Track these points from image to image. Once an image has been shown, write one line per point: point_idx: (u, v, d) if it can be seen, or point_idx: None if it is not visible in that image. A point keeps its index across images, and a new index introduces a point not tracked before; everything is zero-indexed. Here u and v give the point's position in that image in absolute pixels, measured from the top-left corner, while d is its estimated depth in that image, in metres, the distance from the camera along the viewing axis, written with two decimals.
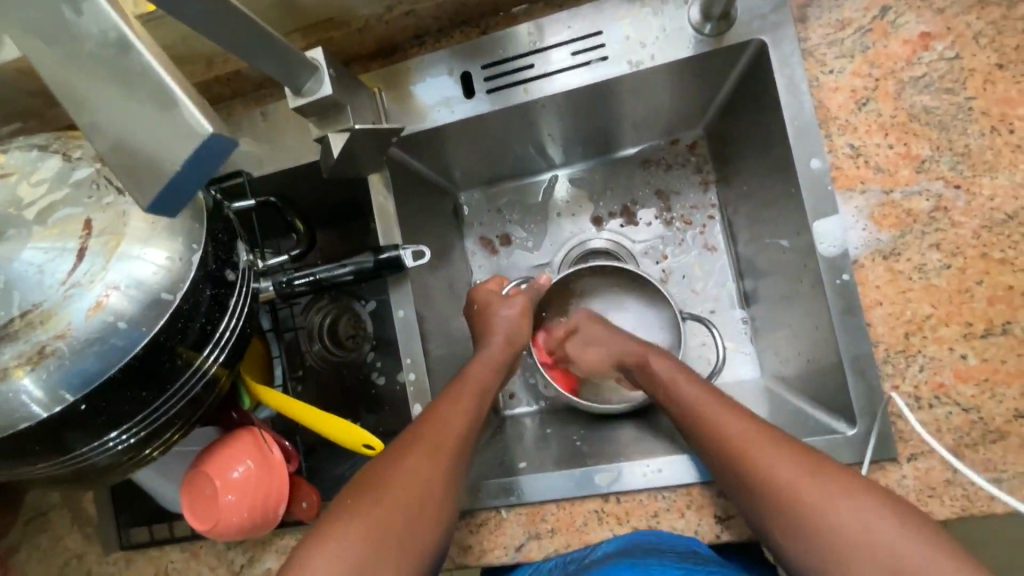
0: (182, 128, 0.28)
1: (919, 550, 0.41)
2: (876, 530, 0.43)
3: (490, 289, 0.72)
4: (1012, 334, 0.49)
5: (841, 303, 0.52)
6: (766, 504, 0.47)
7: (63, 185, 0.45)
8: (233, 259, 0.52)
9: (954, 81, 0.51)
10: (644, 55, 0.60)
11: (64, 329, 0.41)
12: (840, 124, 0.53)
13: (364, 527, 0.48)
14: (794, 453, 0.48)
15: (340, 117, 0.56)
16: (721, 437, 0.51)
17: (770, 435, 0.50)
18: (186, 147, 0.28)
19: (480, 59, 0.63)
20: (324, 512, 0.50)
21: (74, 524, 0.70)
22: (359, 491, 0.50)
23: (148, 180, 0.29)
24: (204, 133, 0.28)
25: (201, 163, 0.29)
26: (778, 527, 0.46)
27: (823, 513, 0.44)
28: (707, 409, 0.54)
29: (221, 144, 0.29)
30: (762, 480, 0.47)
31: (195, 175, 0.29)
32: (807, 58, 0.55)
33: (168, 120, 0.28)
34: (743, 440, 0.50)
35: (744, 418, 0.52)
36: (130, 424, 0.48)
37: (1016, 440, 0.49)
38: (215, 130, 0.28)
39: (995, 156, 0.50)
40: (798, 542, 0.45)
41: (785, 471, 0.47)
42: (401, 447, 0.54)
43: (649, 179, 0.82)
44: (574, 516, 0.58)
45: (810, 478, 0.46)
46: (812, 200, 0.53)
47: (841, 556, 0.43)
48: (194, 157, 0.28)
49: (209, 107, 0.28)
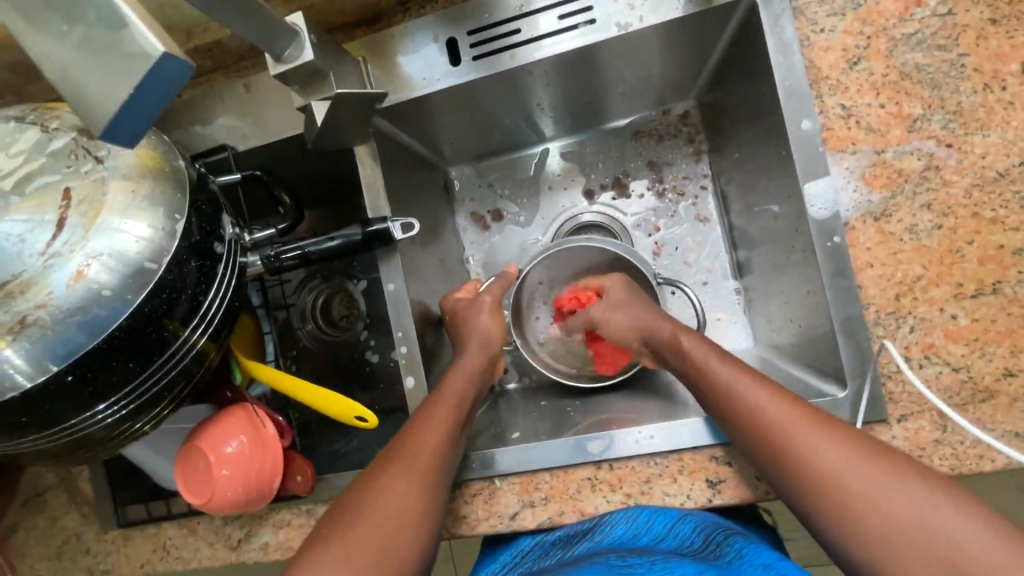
0: (133, 51, 0.27)
1: (961, 529, 0.40)
2: (911, 509, 0.42)
3: (464, 293, 0.71)
4: (1003, 294, 0.49)
5: (831, 265, 0.52)
6: (794, 482, 0.47)
7: (41, 155, 0.44)
8: (220, 232, 0.51)
9: (947, 38, 0.51)
10: (633, 17, 0.59)
11: (44, 298, 0.41)
12: (831, 85, 0.53)
13: (367, 524, 0.48)
14: (823, 427, 0.47)
15: (322, 85, 0.55)
16: (746, 414, 0.50)
17: (801, 408, 0.49)
18: (139, 71, 0.27)
19: (466, 25, 0.62)
20: (340, 500, 0.52)
21: (70, 504, 0.71)
22: (350, 496, 0.51)
23: (100, 110, 0.28)
24: (154, 54, 0.27)
25: (155, 88, 0.28)
26: (806, 506, 0.46)
27: (855, 492, 0.44)
28: (736, 382, 0.52)
29: (175, 66, 0.28)
30: (786, 455, 0.47)
31: (148, 100, 0.28)
32: (799, 17, 0.54)
33: (119, 45, 0.27)
34: (771, 415, 0.49)
35: (773, 392, 0.50)
36: (118, 397, 0.47)
37: (1006, 398, 0.49)
38: (167, 53, 0.27)
39: (988, 114, 0.49)
40: (825, 522, 0.45)
41: (815, 448, 0.46)
42: (408, 440, 0.55)
43: (642, 150, 0.81)
44: (567, 484, 0.58)
45: (841, 454, 0.45)
46: (803, 162, 0.53)
47: (873, 540, 0.42)
48: (146, 79, 0.27)
49: (160, 28, 0.27)
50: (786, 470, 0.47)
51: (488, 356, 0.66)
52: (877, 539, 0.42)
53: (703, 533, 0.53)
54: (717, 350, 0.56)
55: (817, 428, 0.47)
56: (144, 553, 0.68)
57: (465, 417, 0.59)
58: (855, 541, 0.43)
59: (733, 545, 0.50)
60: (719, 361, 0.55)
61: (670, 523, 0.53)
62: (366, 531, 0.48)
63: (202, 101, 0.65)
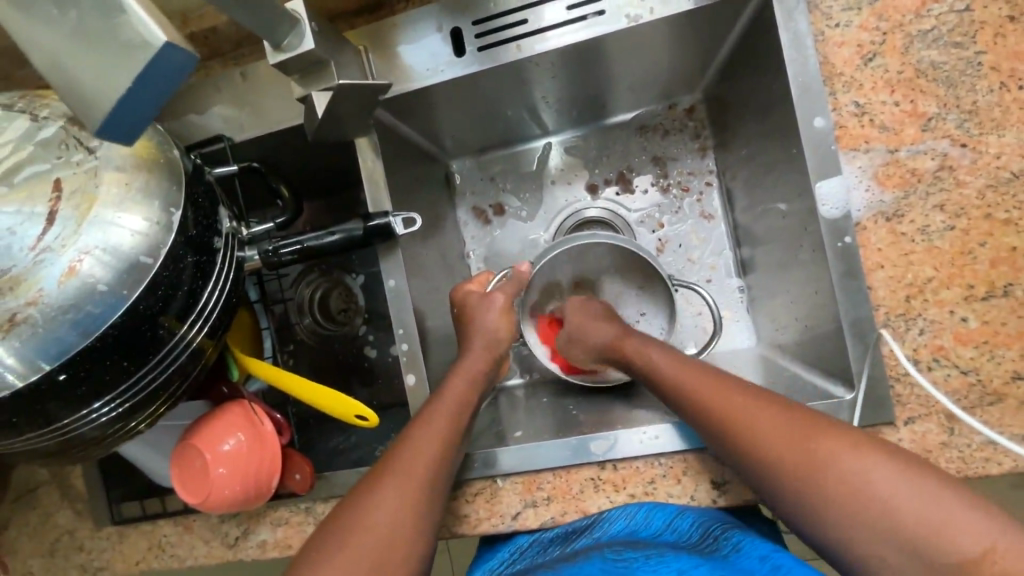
0: (135, 41, 0.27)
1: (912, 498, 0.40)
2: (865, 484, 0.42)
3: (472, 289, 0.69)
4: (1014, 296, 0.48)
5: (842, 266, 0.51)
6: (752, 466, 0.48)
7: (29, 144, 0.42)
8: (217, 226, 0.50)
9: (964, 34, 0.50)
10: (643, 9, 0.57)
11: (35, 295, 0.39)
12: (845, 81, 0.51)
13: (364, 532, 0.48)
14: (771, 412, 0.48)
15: (324, 74, 0.53)
16: (698, 408, 0.52)
17: (752, 397, 0.50)
18: (141, 60, 0.27)
19: (470, 14, 0.60)
20: (347, 494, 0.52)
21: (63, 500, 0.69)
22: (344, 509, 0.50)
23: (101, 106, 0.29)
24: (158, 44, 0.27)
25: (154, 82, 0.28)
26: (767, 491, 0.47)
27: (807, 472, 0.44)
28: (691, 384, 0.54)
29: (179, 56, 0.28)
30: (741, 443, 0.48)
31: (150, 94, 0.29)
32: (813, 11, 0.52)
33: (119, 34, 0.27)
34: (720, 406, 0.50)
35: (727, 386, 0.52)
36: (113, 395, 0.46)
37: (1014, 401, 0.48)
38: (170, 43, 0.28)
39: (1003, 113, 0.48)
40: (789, 503, 0.45)
41: (763, 434, 0.47)
42: (411, 437, 0.54)
43: (646, 145, 0.80)
44: (570, 484, 0.57)
45: (790, 439, 0.46)
46: (815, 160, 0.52)
47: (832, 518, 0.43)
48: (150, 71, 0.28)
49: (162, 18, 0.28)
50: (743, 458, 0.48)
51: (490, 354, 0.65)
52: (837, 516, 0.42)
53: (706, 530, 0.51)
54: (668, 350, 0.59)
55: (766, 411, 0.48)
56: (139, 550, 0.67)
57: (468, 415, 0.59)
58: (818, 519, 0.43)
59: (730, 538, 0.49)
60: (674, 363, 0.57)
61: (669, 518, 0.53)
62: (366, 537, 0.47)
63: (197, 88, 0.64)
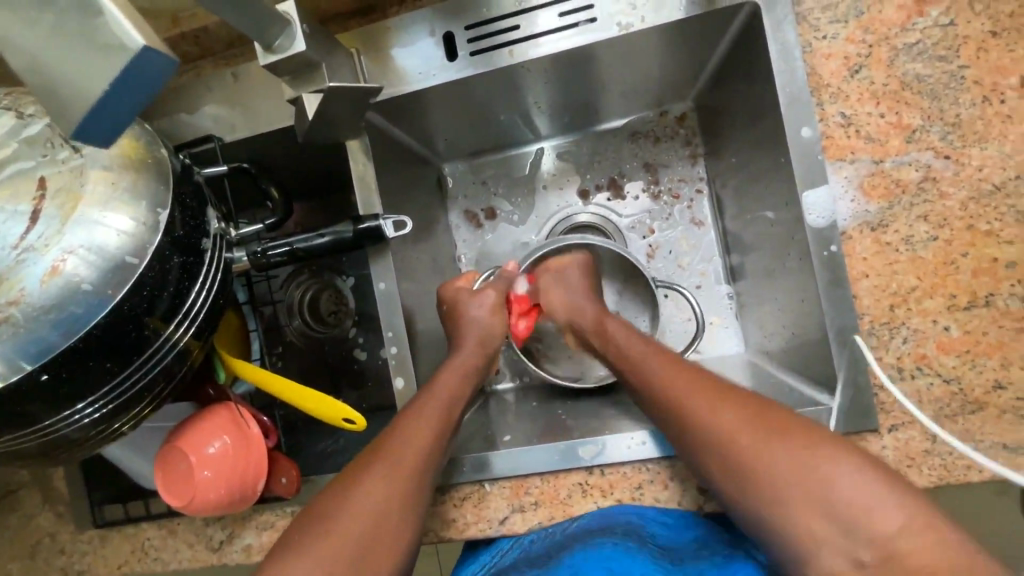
0: (111, 42, 0.27)
1: (852, 484, 0.43)
2: (811, 467, 0.44)
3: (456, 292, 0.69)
4: (995, 306, 0.49)
5: (828, 275, 0.52)
6: (702, 447, 0.49)
7: (14, 141, 0.42)
8: (205, 226, 0.49)
9: (948, 48, 0.50)
10: (634, 17, 0.58)
11: (17, 295, 0.39)
12: (832, 92, 0.52)
13: (341, 538, 0.47)
14: (728, 398, 0.50)
15: (315, 76, 0.53)
16: (663, 392, 0.53)
17: (711, 384, 0.51)
18: (118, 63, 0.28)
19: (463, 19, 0.60)
20: (331, 483, 0.52)
21: (45, 503, 0.68)
22: (318, 513, 0.49)
23: (77, 107, 0.29)
24: (136, 48, 0.27)
25: (132, 82, 0.29)
26: (714, 472, 0.48)
27: (758, 453, 0.46)
28: (658, 370, 0.55)
29: (158, 60, 0.28)
30: (697, 425, 0.49)
31: (128, 95, 0.29)
32: (801, 23, 0.53)
33: (96, 36, 0.27)
34: (681, 390, 0.52)
35: (689, 373, 0.53)
36: (96, 396, 0.45)
37: (994, 410, 0.49)
38: (148, 47, 0.28)
39: (986, 126, 0.49)
40: (733, 484, 0.47)
41: (721, 416, 0.49)
42: (398, 432, 0.54)
43: (637, 152, 0.80)
44: (558, 489, 0.57)
45: (745, 423, 0.48)
46: (801, 170, 0.52)
47: (774, 497, 0.45)
48: (128, 73, 0.28)
49: (140, 23, 0.28)
50: (698, 440, 0.49)
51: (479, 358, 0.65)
52: (781, 495, 0.44)
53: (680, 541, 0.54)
54: (640, 337, 0.61)
55: (724, 397, 0.50)
56: (122, 554, 0.66)
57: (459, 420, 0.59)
58: (759, 497, 0.45)
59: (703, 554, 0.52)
60: (646, 350, 0.58)
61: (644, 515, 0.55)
62: (343, 543, 0.46)
63: (187, 89, 0.63)
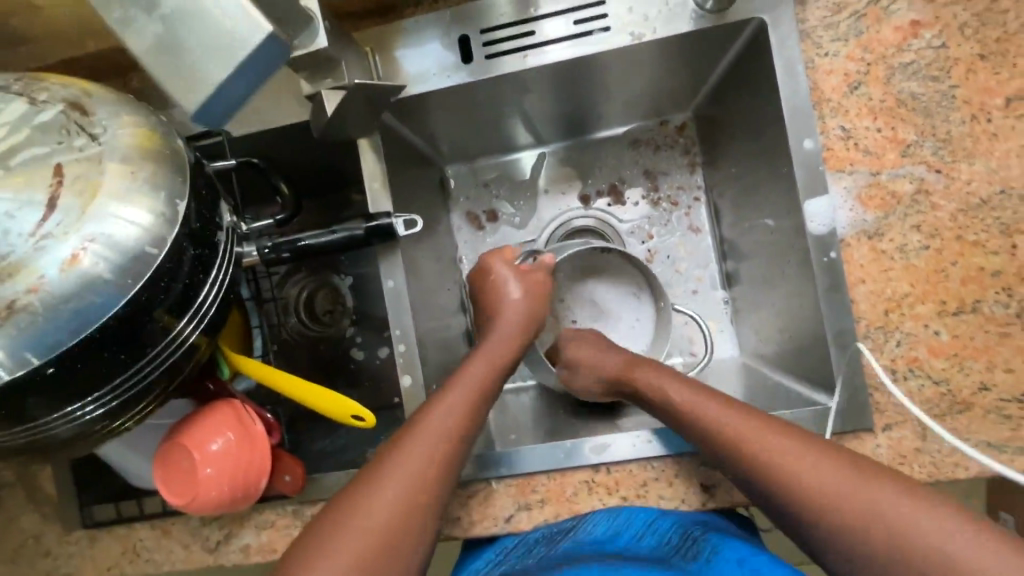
0: (248, 29, 0.38)
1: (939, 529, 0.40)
2: (891, 510, 0.42)
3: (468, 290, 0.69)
4: (981, 312, 0.52)
5: (827, 280, 0.54)
6: (768, 488, 0.47)
7: (26, 127, 0.41)
8: (218, 220, 0.49)
9: (940, 69, 0.54)
10: (647, 29, 0.60)
11: (35, 283, 0.38)
12: (832, 107, 0.55)
13: (351, 546, 0.45)
14: (790, 439, 0.48)
15: (335, 72, 0.54)
16: (717, 433, 0.51)
17: (771, 425, 0.50)
18: (254, 42, 0.39)
19: (479, 24, 0.61)
20: (345, 484, 0.50)
21: (30, 503, 0.66)
22: (331, 514, 0.47)
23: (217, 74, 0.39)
24: (269, 31, 0.39)
25: (261, 60, 0.40)
26: (788, 517, 0.46)
27: (831, 497, 0.44)
28: (708, 411, 0.53)
29: (280, 44, 0.40)
30: (762, 468, 0.48)
31: (252, 70, 0.40)
32: (805, 40, 0.56)
33: (237, 26, 0.39)
34: (737, 432, 0.50)
35: (745, 415, 0.51)
36: (102, 392, 0.45)
37: (980, 410, 0.52)
38: (275, 32, 0.39)
39: (973, 143, 0.53)
40: (810, 529, 0.45)
41: (786, 460, 0.47)
42: (412, 434, 0.52)
43: (638, 159, 0.82)
44: (564, 487, 0.58)
45: (812, 465, 0.46)
46: (804, 180, 0.55)
47: (858, 545, 0.42)
48: (261, 51, 0.39)
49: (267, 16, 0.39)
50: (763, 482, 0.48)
51: None
52: (863, 542, 0.42)
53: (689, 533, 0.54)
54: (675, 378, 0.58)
55: (785, 440, 0.48)
56: (112, 556, 0.64)
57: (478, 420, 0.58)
58: (840, 545, 0.43)
59: (710, 540, 0.53)
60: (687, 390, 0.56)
61: (649, 520, 0.55)
62: (354, 549, 0.45)
63: None
